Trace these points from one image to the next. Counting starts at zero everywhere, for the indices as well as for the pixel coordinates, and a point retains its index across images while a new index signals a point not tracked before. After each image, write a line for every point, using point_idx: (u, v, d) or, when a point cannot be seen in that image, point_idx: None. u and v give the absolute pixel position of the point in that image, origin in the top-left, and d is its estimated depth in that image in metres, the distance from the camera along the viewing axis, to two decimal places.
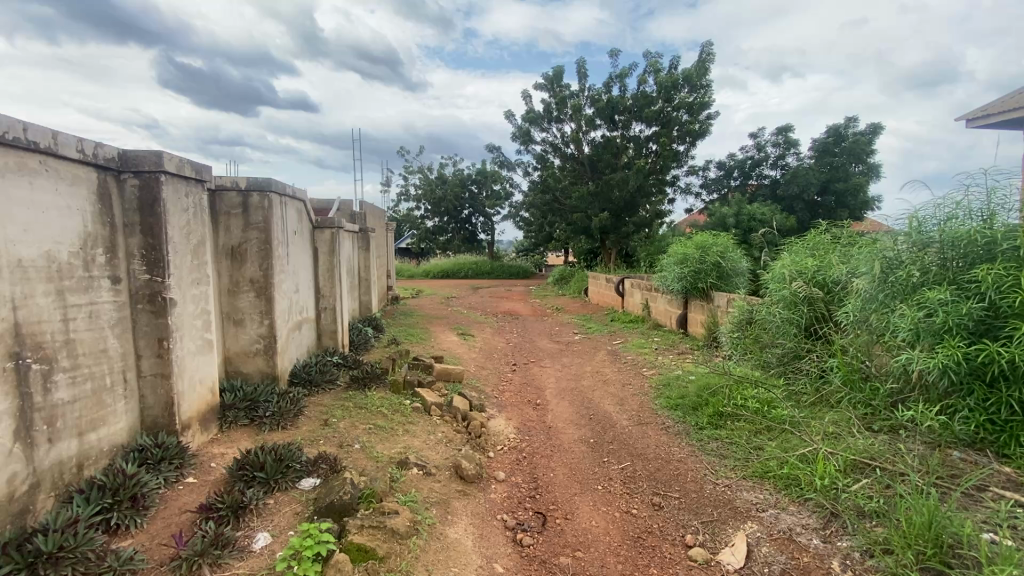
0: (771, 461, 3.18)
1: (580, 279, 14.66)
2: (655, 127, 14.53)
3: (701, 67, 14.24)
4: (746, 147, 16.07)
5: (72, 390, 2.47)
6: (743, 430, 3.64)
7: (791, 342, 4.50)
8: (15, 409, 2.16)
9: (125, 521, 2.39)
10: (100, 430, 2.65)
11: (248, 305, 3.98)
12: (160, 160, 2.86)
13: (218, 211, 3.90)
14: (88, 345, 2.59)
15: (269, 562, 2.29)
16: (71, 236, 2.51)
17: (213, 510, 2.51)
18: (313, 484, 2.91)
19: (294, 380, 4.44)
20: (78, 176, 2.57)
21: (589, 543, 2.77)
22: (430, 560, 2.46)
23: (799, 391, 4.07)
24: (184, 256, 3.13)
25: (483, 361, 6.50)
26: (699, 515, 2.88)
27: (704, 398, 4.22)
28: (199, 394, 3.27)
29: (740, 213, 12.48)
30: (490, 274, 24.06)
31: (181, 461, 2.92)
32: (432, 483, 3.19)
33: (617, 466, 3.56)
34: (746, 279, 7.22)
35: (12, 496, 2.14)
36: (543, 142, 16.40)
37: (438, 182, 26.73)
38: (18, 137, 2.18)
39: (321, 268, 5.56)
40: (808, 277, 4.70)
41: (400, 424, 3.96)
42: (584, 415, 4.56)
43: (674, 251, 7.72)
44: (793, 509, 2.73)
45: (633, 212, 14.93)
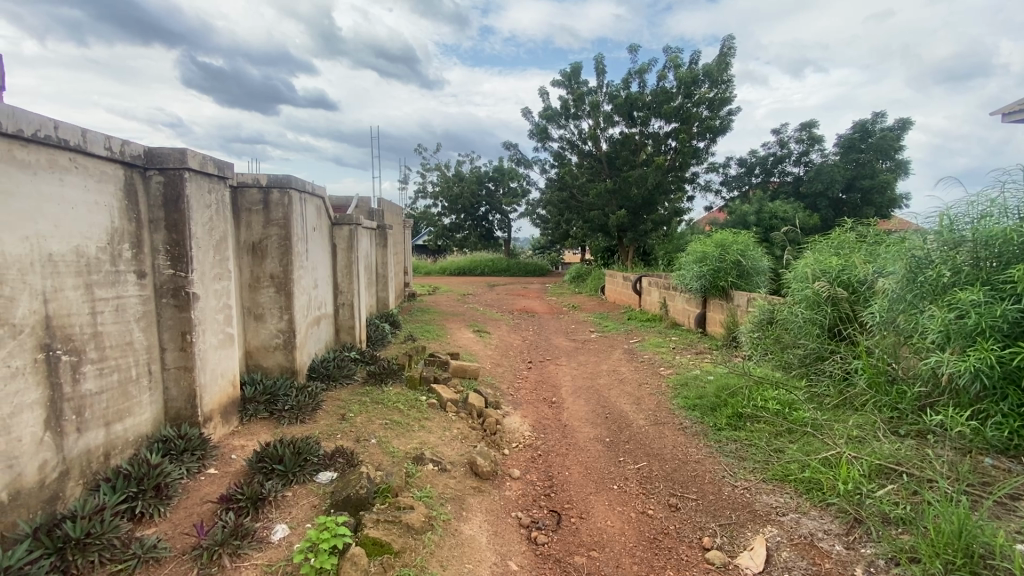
0: (793, 465, 3.11)
1: (595, 279, 14.50)
2: (674, 124, 14.35)
3: (722, 62, 13.95)
4: (768, 143, 15.74)
5: (99, 381, 2.54)
6: (762, 432, 3.58)
7: (814, 343, 4.39)
8: (46, 399, 2.24)
9: (149, 509, 2.46)
10: (127, 420, 2.72)
11: (269, 300, 4.04)
12: (184, 157, 2.91)
13: (240, 208, 3.96)
14: (115, 338, 2.66)
15: (287, 553, 2.32)
16: (98, 232, 2.57)
17: (233, 501, 2.55)
18: (330, 478, 2.95)
19: (313, 374, 4.51)
20: (106, 173, 2.64)
21: (604, 543, 2.75)
22: (445, 555, 2.47)
23: (822, 393, 3.97)
24: (207, 252, 3.19)
25: (499, 358, 6.50)
26: (716, 518, 2.83)
27: (722, 398, 4.16)
28: (220, 387, 3.33)
29: (762, 211, 12.23)
30: (506, 272, 24.05)
31: (202, 452, 2.98)
32: (447, 479, 3.20)
33: (633, 466, 3.53)
34: (767, 278, 7.09)
35: (43, 483, 2.21)
36: (561, 139, 16.25)
37: (456, 179, 26.79)
38: (49, 135, 2.24)
39: (340, 264, 5.61)
40: (832, 277, 4.58)
41: (416, 420, 3.99)
42: (601, 414, 4.52)
43: (693, 250, 7.61)
44: (815, 514, 2.67)
45: (652, 210, 14.75)
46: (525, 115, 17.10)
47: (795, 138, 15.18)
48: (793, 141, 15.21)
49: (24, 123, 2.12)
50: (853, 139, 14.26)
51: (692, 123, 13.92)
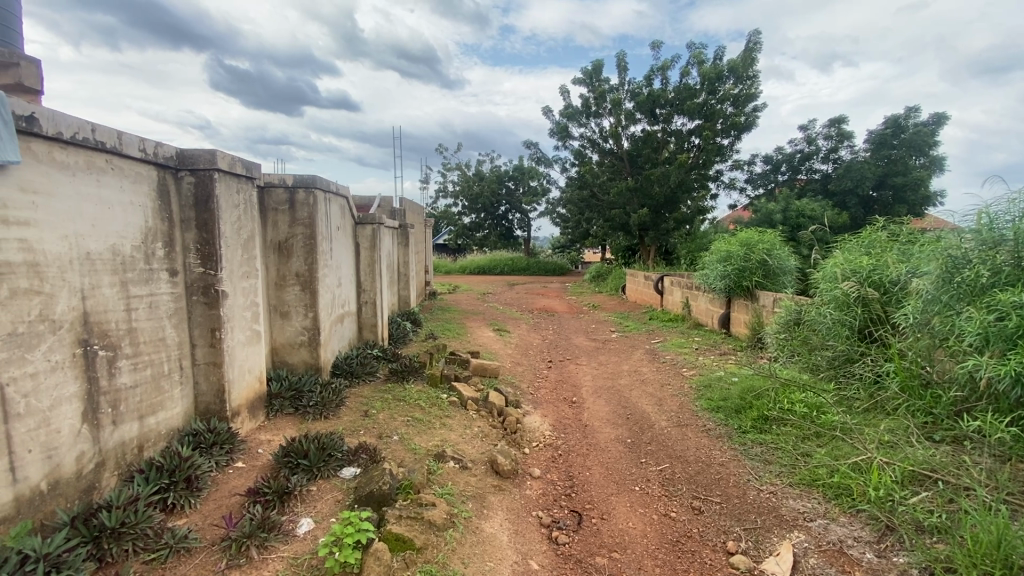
0: (821, 469, 3.04)
1: (616, 279, 14.37)
2: (697, 121, 14.14)
3: (747, 57, 13.68)
4: (795, 140, 15.37)
5: (134, 375, 2.63)
6: (789, 435, 3.51)
7: (842, 345, 4.28)
8: (83, 392, 2.32)
9: (180, 500, 2.53)
10: (159, 414, 2.81)
11: (295, 298, 4.12)
12: (214, 159, 2.98)
13: (267, 208, 4.04)
14: (149, 334, 2.74)
15: (312, 547, 2.36)
16: (133, 231, 2.65)
17: (261, 494, 2.61)
18: (353, 474, 2.99)
19: (336, 371, 4.58)
20: (141, 174, 2.72)
21: (626, 545, 2.73)
22: (467, 553, 2.48)
23: (851, 397, 3.86)
24: (235, 251, 3.26)
25: (519, 357, 6.50)
26: (741, 522, 2.78)
27: (747, 401, 4.09)
28: (247, 382, 3.41)
29: (788, 209, 11.96)
30: (526, 271, 24.03)
31: (231, 446, 3.05)
32: (468, 477, 3.22)
33: (655, 468, 3.49)
34: (794, 278, 6.92)
35: (80, 473, 2.30)
36: (581, 138, 16.16)
37: (476, 178, 26.88)
38: (87, 138, 2.33)
39: (363, 263, 5.69)
40: (862, 277, 4.45)
41: (437, 418, 4.02)
42: (622, 414, 4.48)
43: (717, 249, 7.48)
44: (844, 520, 2.61)
45: (674, 208, 14.54)
46: (546, 114, 17.05)
47: (823, 135, 14.81)
48: (821, 138, 14.82)
49: (64, 126, 2.20)
50: (885, 135, 13.82)
51: (716, 120, 13.69)
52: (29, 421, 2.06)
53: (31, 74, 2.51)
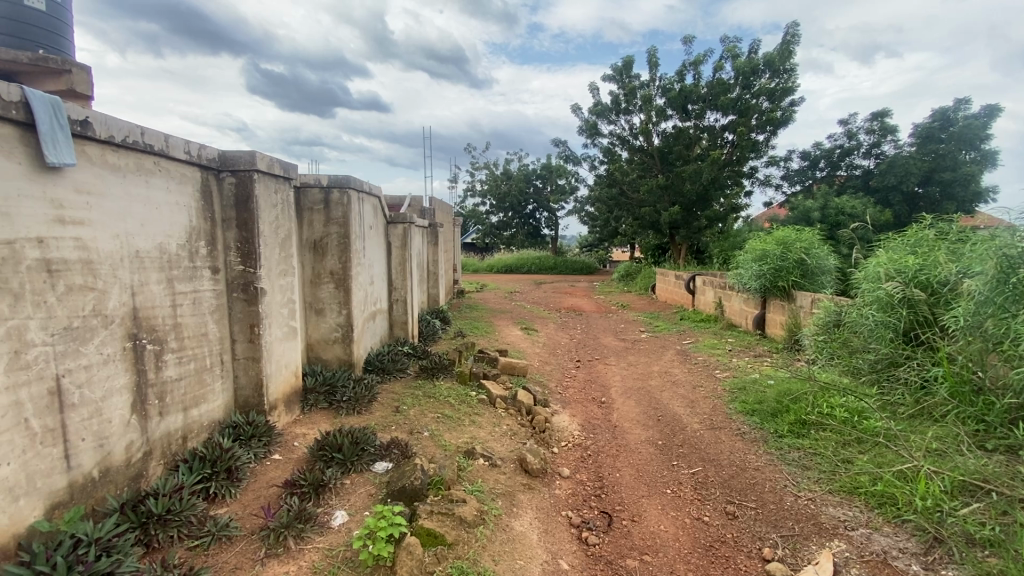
0: (863, 477, 2.93)
1: (647, 277, 14.23)
2: (731, 116, 13.80)
3: (785, 50, 13.26)
4: (834, 135, 14.82)
5: (178, 368, 2.75)
6: (829, 441, 3.39)
7: (886, 348, 4.10)
8: (132, 383, 2.43)
9: (221, 490, 2.63)
10: (202, 406, 2.92)
11: (329, 295, 4.21)
12: (253, 160, 3.08)
13: (303, 207, 4.15)
14: (193, 329, 2.85)
15: (346, 539, 2.41)
16: (178, 230, 2.76)
17: (297, 486, 2.69)
18: (385, 469, 3.04)
19: (368, 367, 4.67)
20: (185, 175, 2.83)
21: (657, 548, 2.69)
22: (497, 551, 2.49)
23: (896, 402, 3.70)
24: (273, 249, 3.36)
25: (548, 356, 6.49)
26: (778, 528, 2.70)
27: (784, 404, 3.97)
28: (284, 377, 3.51)
29: (827, 206, 11.54)
30: (553, 270, 23.93)
31: (269, 439, 3.15)
32: (498, 475, 3.23)
33: (687, 471, 3.42)
34: (833, 278, 6.69)
35: (129, 462, 2.41)
36: (611, 135, 15.98)
37: (504, 177, 26.93)
38: (136, 141, 2.44)
39: (394, 261, 5.78)
40: (908, 277, 4.26)
41: (467, 415, 4.05)
42: (653, 416, 4.41)
43: (752, 248, 7.29)
44: (888, 530, 2.51)
45: (706, 206, 14.23)
46: (575, 112, 16.93)
47: (865, 129, 14.25)
48: (862, 132, 14.26)
49: (115, 130, 2.31)
50: (932, 128, 13.20)
51: (750, 115, 13.33)
52: (83, 411, 2.17)
53: (81, 79, 2.54)
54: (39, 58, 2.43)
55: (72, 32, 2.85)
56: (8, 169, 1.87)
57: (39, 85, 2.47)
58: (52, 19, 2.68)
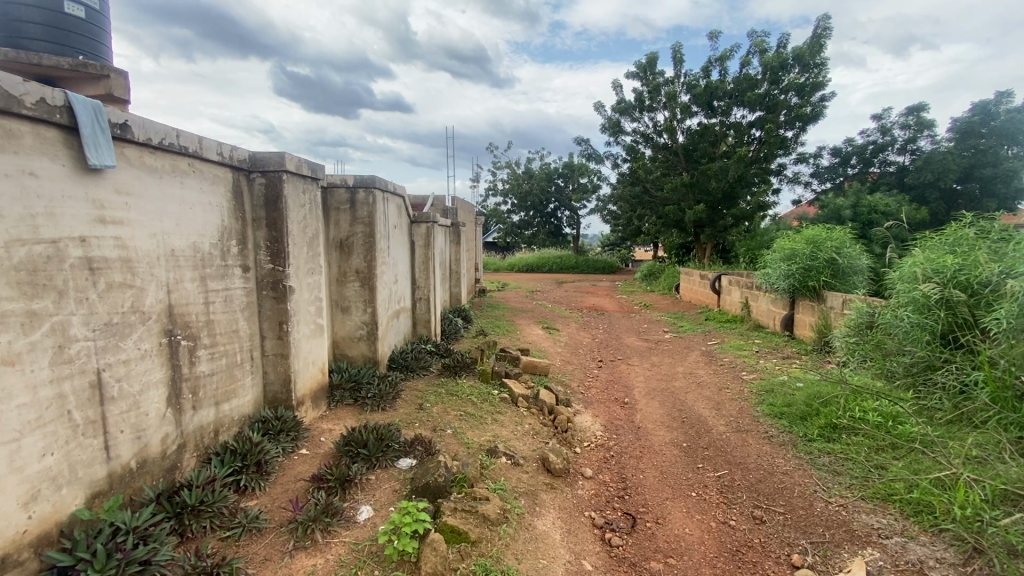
0: (898, 484, 2.84)
1: (671, 276, 14.05)
2: (758, 112, 13.50)
3: (816, 43, 12.90)
4: (867, 130, 14.36)
5: (211, 363, 2.83)
6: (861, 446, 3.29)
7: (922, 351, 3.96)
8: (168, 378, 2.52)
9: (252, 483, 2.70)
10: (233, 401, 3.00)
11: (354, 293, 4.28)
12: (282, 161, 3.15)
13: (329, 207, 4.22)
14: (224, 326, 2.94)
15: (372, 534, 2.45)
16: (211, 230, 2.85)
17: (324, 481, 2.74)
18: (409, 465, 3.08)
19: (393, 364, 4.73)
20: (218, 176, 2.91)
21: (683, 551, 2.66)
22: (520, 549, 2.49)
23: (933, 407, 3.57)
24: (301, 248, 3.43)
25: (570, 356, 6.46)
26: (808, 535, 2.64)
27: (814, 408, 3.87)
28: (311, 373, 3.58)
29: (859, 204, 11.20)
30: (574, 269, 23.79)
31: (296, 434, 3.21)
32: (521, 473, 3.24)
33: (713, 474, 3.37)
34: (866, 278, 6.49)
35: (165, 453, 2.50)
36: (634, 133, 15.80)
37: (526, 176, 26.90)
38: (172, 143, 2.52)
39: (418, 260, 5.84)
40: (946, 277, 4.10)
41: (489, 413, 4.07)
42: (677, 417, 4.36)
43: (780, 247, 7.12)
44: (924, 540, 2.42)
45: (732, 204, 13.96)
46: (598, 110, 16.80)
47: (900, 124, 13.77)
48: (897, 128, 13.80)
49: (152, 133, 2.39)
50: (972, 122, 12.70)
51: (779, 111, 13.02)
52: (121, 404, 2.26)
53: (118, 84, 2.63)
54: (79, 64, 2.53)
55: (109, 38, 2.93)
56: (53, 171, 1.95)
57: (79, 90, 2.57)
58: (90, 26, 2.76)
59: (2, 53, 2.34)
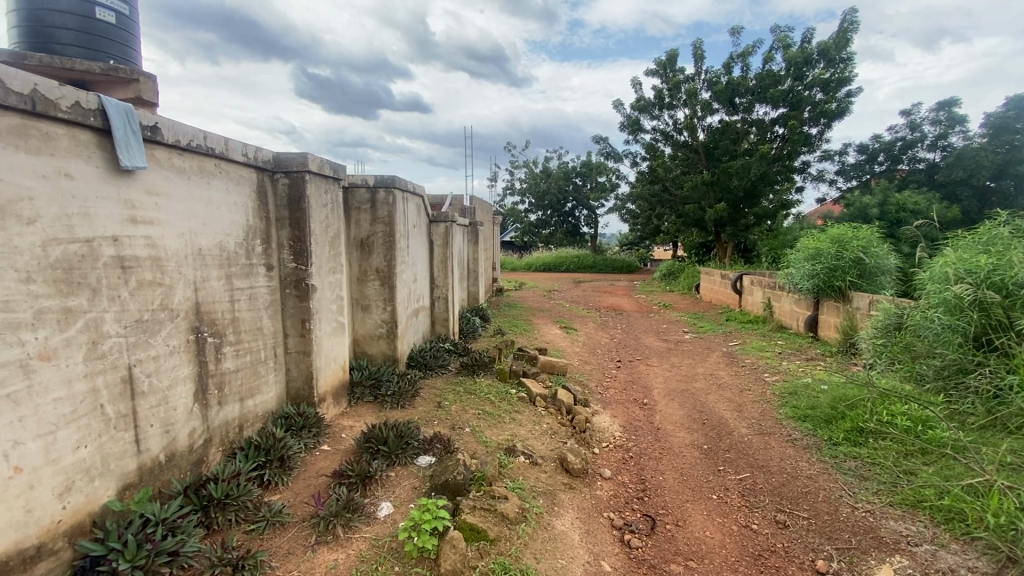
0: (928, 490, 2.76)
1: (690, 276, 13.89)
2: (781, 109, 13.24)
3: (842, 38, 12.61)
4: (895, 126, 13.97)
5: (236, 360, 2.89)
6: (889, 451, 3.20)
7: (954, 353, 3.83)
8: (195, 374, 2.58)
9: (275, 477, 2.75)
10: (257, 397, 3.07)
11: (374, 292, 4.32)
12: (305, 161, 3.20)
13: (350, 207, 4.27)
14: (249, 323, 3.00)
15: (392, 530, 2.47)
16: (236, 230, 2.91)
17: (345, 477, 2.78)
18: (429, 462, 3.10)
19: (411, 362, 4.77)
20: (243, 177, 2.97)
21: (703, 554, 2.62)
22: (539, 549, 2.49)
23: (965, 412, 3.46)
24: (323, 247, 3.48)
25: (588, 355, 6.43)
26: (833, 541, 2.58)
27: (840, 411, 3.78)
28: (332, 371, 3.63)
29: (887, 202, 10.90)
30: (592, 268, 23.66)
31: (318, 430, 3.26)
32: (539, 473, 3.24)
33: (734, 477, 3.32)
34: (894, 278, 6.32)
35: (192, 447, 2.56)
36: (654, 131, 15.64)
37: (543, 175, 26.86)
38: (199, 145, 2.57)
39: (436, 260, 5.88)
40: (979, 278, 3.97)
41: (507, 412, 4.07)
42: (697, 419, 4.30)
43: (804, 246, 6.98)
44: (955, 548, 2.35)
45: (754, 203, 13.73)
46: (616, 108, 16.68)
47: (930, 119, 13.37)
48: (927, 123, 13.40)
49: (181, 134, 2.45)
50: (1006, 117, 12.26)
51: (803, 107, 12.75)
52: (151, 399, 2.32)
53: (146, 87, 2.69)
54: (110, 68, 2.59)
55: (140, 42, 3.01)
56: (86, 173, 2.01)
57: (110, 94, 2.64)
58: (119, 30, 2.84)
59: (37, 59, 2.44)
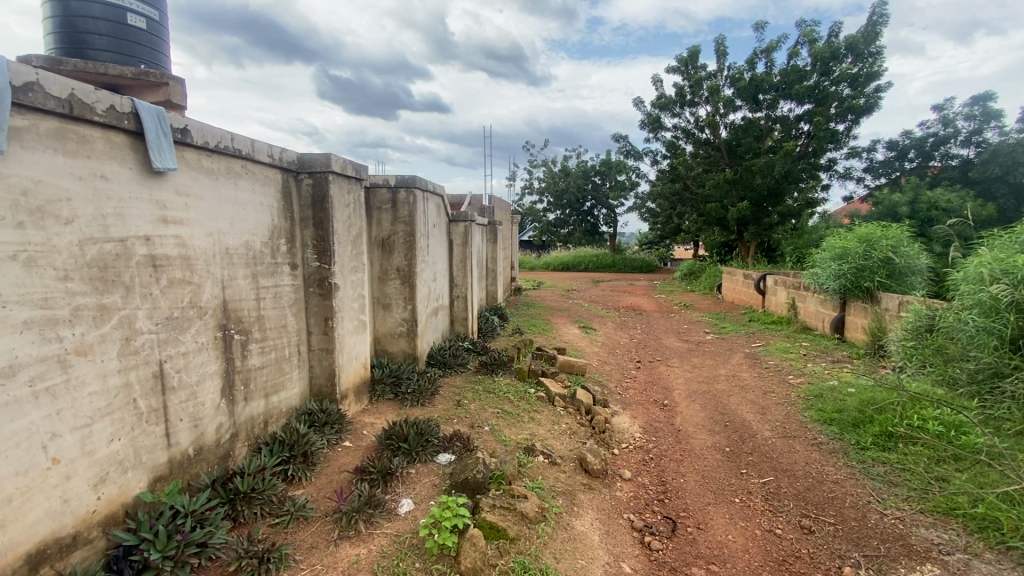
0: (961, 497, 2.67)
1: (712, 276, 13.69)
2: (807, 105, 12.95)
3: (871, 32, 12.28)
4: (926, 122, 13.54)
5: (261, 357, 2.96)
6: (919, 457, 3.12)
7: (988, 357, 3.70)
8: (222, 370, 2.65)
9: (298, 472, 2.80)
10: (281, 393, 3.13)
11: (395, 291, 4.37)
12: (329, 162, 3.25)
13: (372, 207, 4.32)
14: (274, 321, 3.06)
15: (413, 526, 2.50)
16: (262, 229, 2.97)
17: (367, 473, 2.82)
18: (448, 460, 3.12)
19: (431, 361, 4.80)
20: (269, 178, 3.03)
21: (725, 558, 2.59)
22: (558, 549, 2.49)
23: (1001, 417, 3.34)
24: (346, 246, 3.53)
25: (607, 356, 6.39)
26: (860, 547, 2.52)
27: (867, 415, 3.69)
28: (354, 368, 3.68)
29: (917, 200, 10.57)
30: (611, 268, 23.48)
31: (340, 426, 3.31)
32: (558, 473, 3.23)
33: (757, 480, 3.27)
34: (925, 278, 6.13)
35: (219, 442, 2.63)
36: (675, 128, 15.45)
37: (562, 174, 26.77)
38: (227, 146, 2.64)
39: (456, 259, 5.91)
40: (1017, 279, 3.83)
41: (526, 412, 4.07)
42: (719, 421, 4.23)
43: (830, 245, 6.82)
44: (990, 558, 2.28)
45: (778, 201, 13.46)
46: (637, 106, 16.52)
47: (964, 114, 12.93)
48: (961, 118, 12.96)
49: (209, 136, 2.51)
50: None
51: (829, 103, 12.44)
52: (180, 394, 2.39)
53: (175, 91, 2.77)
54: (141, 72, 2.67)
55: (170, 47, 3.10)
56: (120, 174, 2.08)
57: (140, 97, 2.72)
58: (150, 36, 2.92)
59: (71, 65, 2.53)
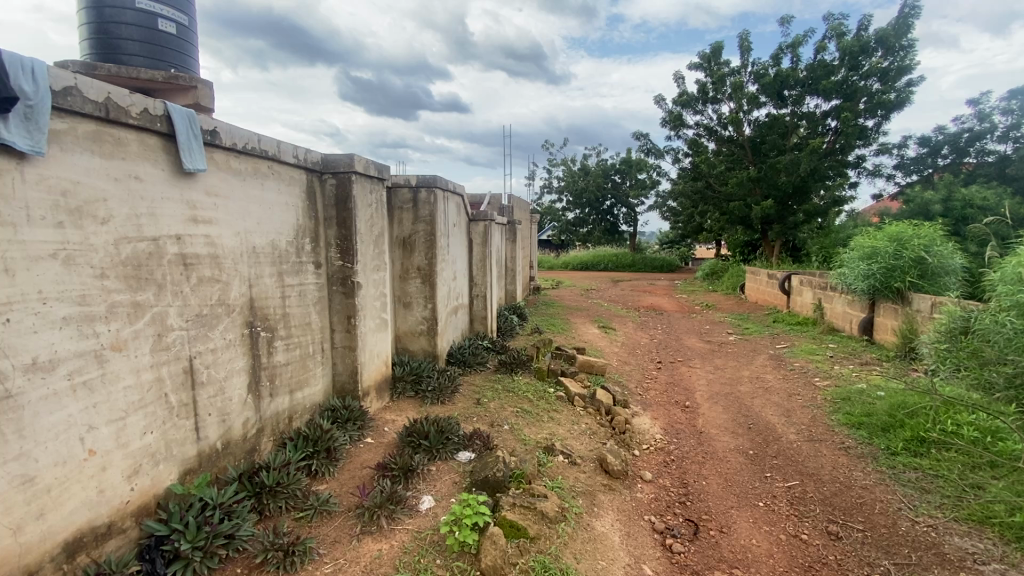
0: (997, 506, 2.58)
1: (735, 275, 13.47)
2: (834, 101, 12.63)
3: (902, 24, 11.91)
4: (961, 117, 13.08)
5: (286, 354, 3.02)
6: (954, 463, 3.02)
7: None
8: (249, 367, 2.71)
9: (322, 468, 2.85)
10: (305, 389, 3.19)
11: (416, 289, 4.41)
12: (352, 162, 3.30)
13: (393, 207, 4.37)
14: (299, 318, 3.12)
15: (433, 523, 2.52)
16: (287, 229, 3.03)
17: (388, 470, 2.85)
18: (469, 458, 3.14)
19: (451, 359, 4.83)
20: (294, 178, 3.09)
21: (749, 563, 2.54)
22: (578, 549, 2.48)
23: None
24: (368, 245, 3.58)
25: (627, 356, 6.34)
26: (890, 555, 2.45)
27: (898, 419, 3.58)
28: (375, 366, 3.73)
29: (951, 198, 10.23)
30: (631, 267, 23.29)
31: (362, 423, 3.35)
32: (578, 473, 3.22)
33: (782, 484, 3.20)
34: (959, 279, 5.93)
35: (246, 436, 2.69)
36: (696, 126, 15.23)
37: (581, 173, 26.64)
38: (254, 148, 2.70)
39: (476, 258, 5.93)
40: None
41: (546, 411, 4.07)
42: (742, 424, 4.16)
43: (859, 245, 6.65)
44: None
45: (804, 200, 13.16)
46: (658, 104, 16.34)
47: (1001, 109, 12.46)
48: (998, 113, 12.48)
49: (238, 138, 2.57)
50: None
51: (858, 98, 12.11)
52: (209, 389, 2.45)
53: (203, 94, 2.83)
54: (171, 76, 2.74)
55: (198, 51, 3.17)
56: (153, 175, 2.14)
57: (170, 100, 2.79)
58: (180, 40, 2.99)
59: (106, 70, 2.59)
